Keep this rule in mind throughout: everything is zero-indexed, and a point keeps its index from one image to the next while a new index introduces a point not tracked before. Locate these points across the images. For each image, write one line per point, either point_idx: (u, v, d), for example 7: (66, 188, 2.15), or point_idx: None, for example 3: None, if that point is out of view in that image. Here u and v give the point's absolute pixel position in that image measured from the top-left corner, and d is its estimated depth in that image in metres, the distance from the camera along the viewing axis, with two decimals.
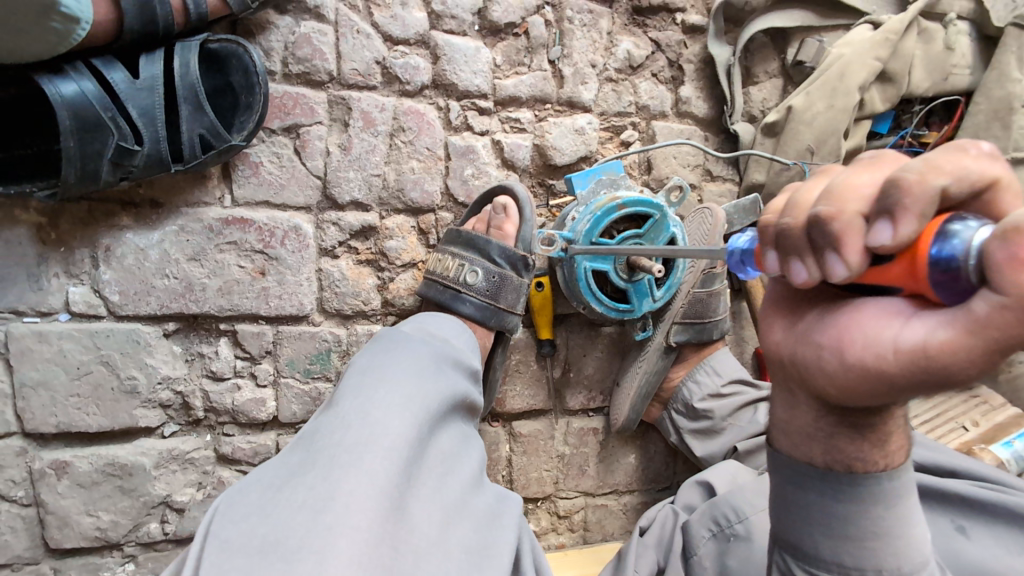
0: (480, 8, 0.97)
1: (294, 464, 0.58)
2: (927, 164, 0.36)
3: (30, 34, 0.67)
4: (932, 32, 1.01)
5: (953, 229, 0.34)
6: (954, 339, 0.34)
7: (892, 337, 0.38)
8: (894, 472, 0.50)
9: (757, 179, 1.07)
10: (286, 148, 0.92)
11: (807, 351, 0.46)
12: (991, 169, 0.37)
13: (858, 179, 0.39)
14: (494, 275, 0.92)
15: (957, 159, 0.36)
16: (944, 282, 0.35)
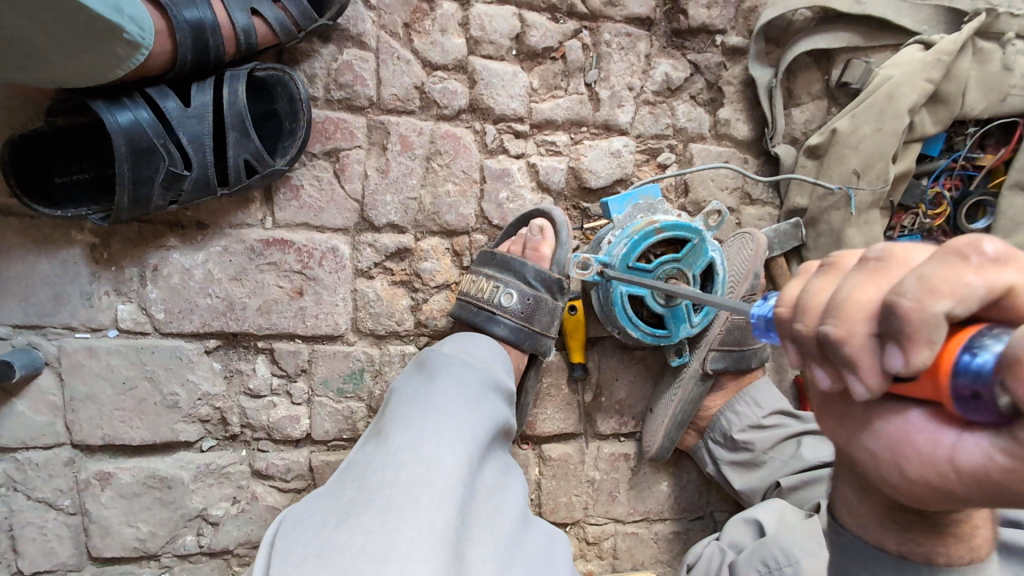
0: (518, 33, 0.97)
1: (347, 502, 0.58)
2: (923, 288, 0.35)
3: (89, 54, 0.68)
4: (988, 52, 0.97)
5: (980, 342, 0.33)
6: (1019, 467, 0.34)
7: (948, 458, 0.38)
8: (980, 567, 0.47)
9: (800, 203, 1.04)
10: (325, 171, 0.94)
11: (856, 452, 0.45)
12: (999, 277, 0.35)
13: (862, 292, 0.38)
14: (529, 296, 0.90)
15: (957, 275, 0.35)
16: (970, 400, 0.34)
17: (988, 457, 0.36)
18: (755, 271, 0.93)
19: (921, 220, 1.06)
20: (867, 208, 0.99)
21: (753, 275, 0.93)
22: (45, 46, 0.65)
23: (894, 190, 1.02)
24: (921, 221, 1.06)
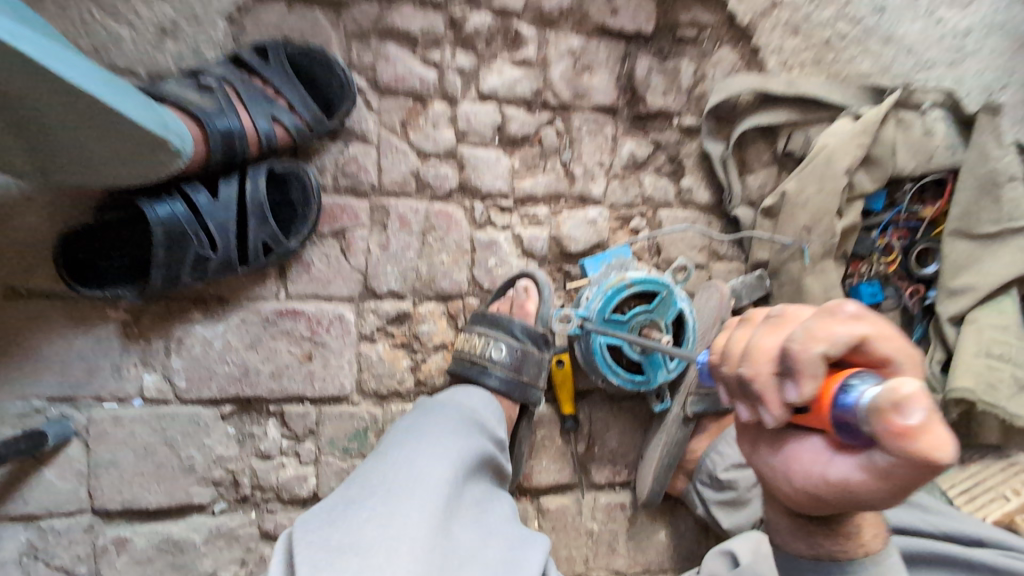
0: (500, 123, 1.12)
1: (356, 492, 0.69)
2: (808, 337, 0.45)
3: (136, 163, 0.80)
4: (909, 121, 1.12)
5: (850, 383, 0.43)
6: (871, 477, 0.45)
7: (826, 473, 0.48)
8: None
9: (762, 257, 1.15)
10: (333, 248, 1.06)
11: (767, 470, 0.55)
12: (858, 330, 0.46)
13: (767, 341, 0.49)
14: (517, 349, 0.98)
15: (828, 328, 0.45)
16: (844, 427, 0.44)
17: (852, 470, 0.46)
18: (721, 318, 1.02)
19: (877, 267, 1.17)
20: (820, 258, 1.09)
21: (720, 321, 1.02)
22: (102, 155, 0.78)
23: (845, 241, 1.12)
24: (875, 268, 1.17)
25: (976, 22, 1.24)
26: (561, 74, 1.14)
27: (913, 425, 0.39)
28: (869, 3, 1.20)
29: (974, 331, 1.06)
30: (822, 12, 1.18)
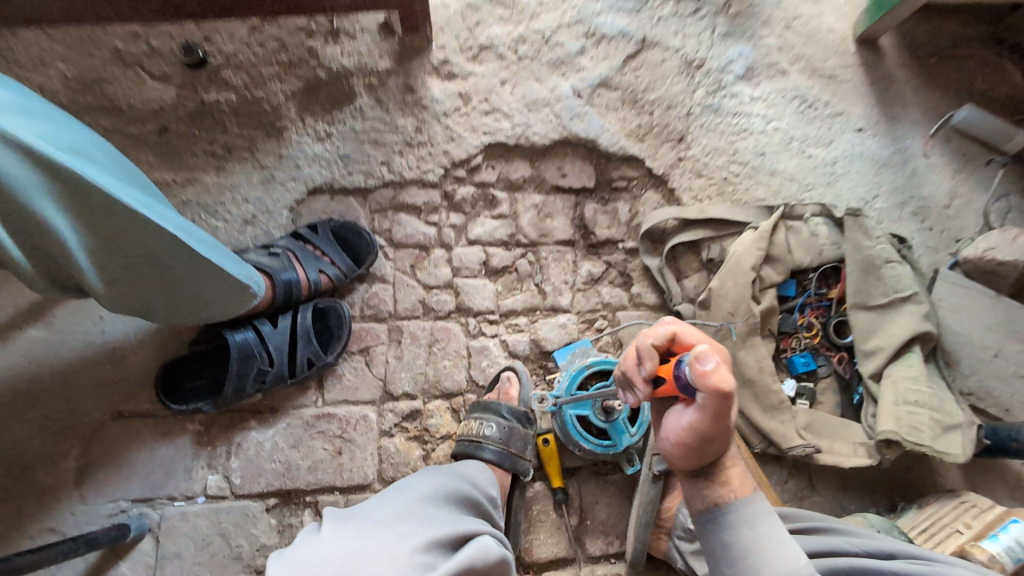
0: (484, 259, 1.48)
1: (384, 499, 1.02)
2: (648, 338, 0.84)
3: (225, 299, 1.10)
4: (798, 227, 1.44)
5: (681, 358, 0.79)
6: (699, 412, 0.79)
7: (683, 420, 0.82)
8: (746, 500, 0.83)
9: (705, 341, 1.40)
10: (360, 362, 1.37)
11: (664, 439, 0.87)
12: (673, 330, 0.85)
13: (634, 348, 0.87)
14: (504, 426, 1.21)
15: (657, 331, 0.85)
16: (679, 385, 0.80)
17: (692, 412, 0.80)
18: None
19: (804, 340, 1.41)
20: (746, 335, 1.35)
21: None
22: (200, 293, 1.06)
23: (766, 321, 1.38)
24: (803, 341, 1.41)
25: (840, 154, 1.61)
26: (528, 221, 1.53)
27: (704, 367, 0.74)
28: (752, 149, 1.59)
29: (891, 385, 1.26)
30: (718, 158, 1.58)
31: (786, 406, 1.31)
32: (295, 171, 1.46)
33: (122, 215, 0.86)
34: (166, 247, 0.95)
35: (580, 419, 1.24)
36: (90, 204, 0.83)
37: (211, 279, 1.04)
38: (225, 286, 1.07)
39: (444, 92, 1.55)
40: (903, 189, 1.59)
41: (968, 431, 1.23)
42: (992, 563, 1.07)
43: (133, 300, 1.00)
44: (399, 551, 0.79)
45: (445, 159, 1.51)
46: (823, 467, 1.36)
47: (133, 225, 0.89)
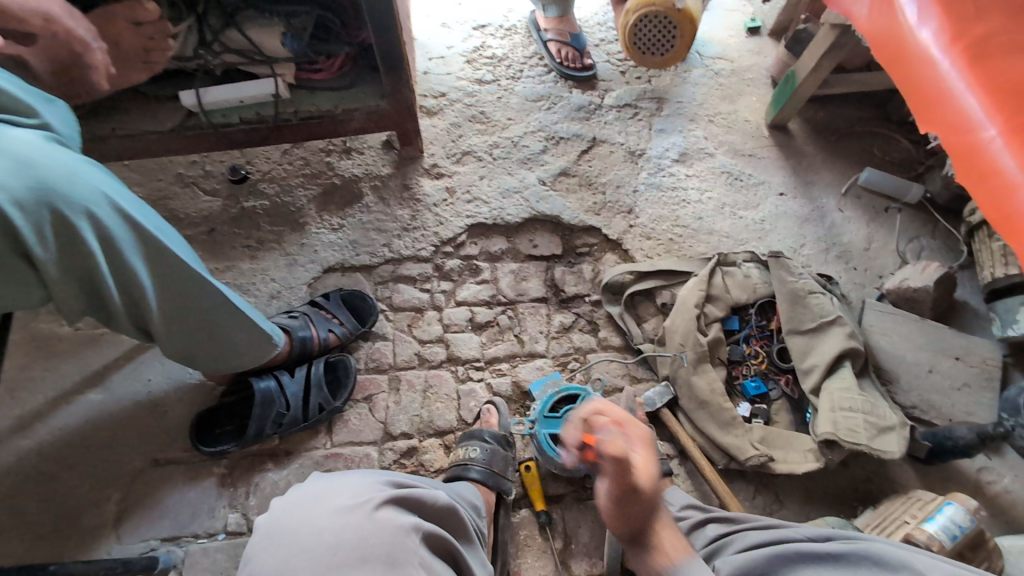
0: (470, 316, 1.74)
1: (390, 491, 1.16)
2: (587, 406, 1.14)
3: (253, 351, 1.33)
4: (733, 271, 1.72)
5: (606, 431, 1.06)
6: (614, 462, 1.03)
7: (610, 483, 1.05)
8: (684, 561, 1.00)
9: (665, 372, 1.59)
10: (364, 407, 1.58)
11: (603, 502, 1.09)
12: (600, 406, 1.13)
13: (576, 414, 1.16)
14: (487, 448, 1.40)
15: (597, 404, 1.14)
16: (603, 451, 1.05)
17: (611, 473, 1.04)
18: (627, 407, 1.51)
19: (753, 366, 1.62)
20: (698, 362, 1.56)
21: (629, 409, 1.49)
22: (232, 346, 1.29)
23: (715, 350, 1.61)
24: (752, 368, 1.62)
25: (767, 215, 1.93)
26: (507, 284, 1.80)
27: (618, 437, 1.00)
28: (691, 214, 1.92)
29: (827, 395, 1.45)
30: (662, 223, 1.90)
31: (739, 421, 1.49)
32: (314, 254, 1.79)
33: (190, 276, 1.13)
34: (217, 305, 1.20)
35: (553, 438, 1.46)
36: (170, 265, 1.09)
37: (245, 333, 1.28)
38: (257, 339, 1.32)
39: (434, 187, 1.92)
40: (824, 239, 1.88)
41: (902, 431, 1.39)
42: (932, 541, 1.15)
43: (178, 343, 1.23)
44: (362, 481, 0.95)
45: (436, 238, 1.84)
46: (786, 481, 1.48)
47: (195, 282, 1.14)
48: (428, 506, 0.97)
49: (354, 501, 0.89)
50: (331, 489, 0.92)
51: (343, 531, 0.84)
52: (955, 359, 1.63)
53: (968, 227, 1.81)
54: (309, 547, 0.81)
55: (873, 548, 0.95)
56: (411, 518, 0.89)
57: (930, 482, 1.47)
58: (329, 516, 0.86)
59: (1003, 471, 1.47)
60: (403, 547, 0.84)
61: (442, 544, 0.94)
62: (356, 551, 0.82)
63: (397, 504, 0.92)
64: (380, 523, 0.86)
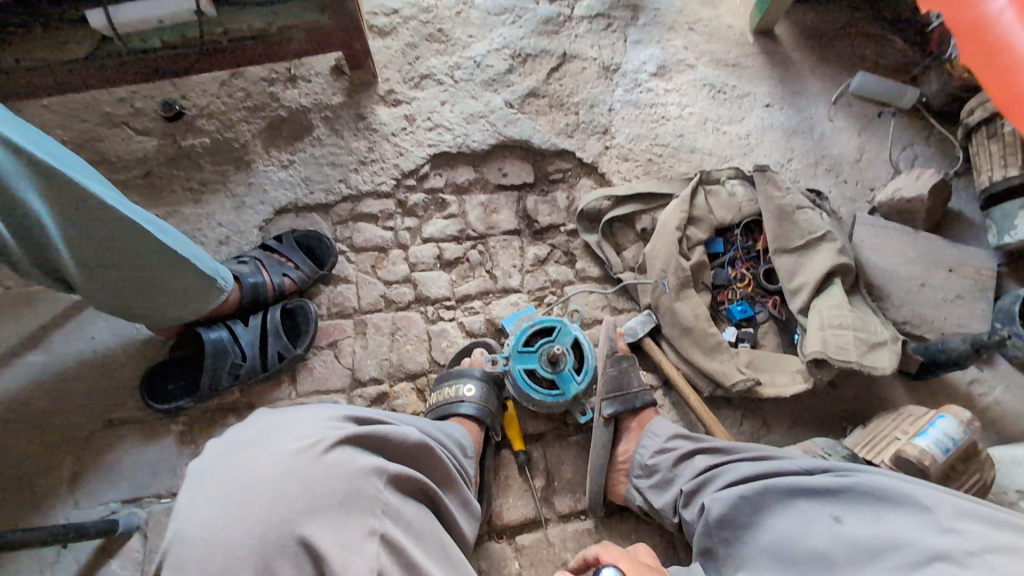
0: (438, 253, 1.62)
1: None
2: None
3: (203, 294, 1.25)
4: (716, 190, 1.62)
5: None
6: None
7: None
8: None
9: (647, 301, 1.51)
10: (329, 355, 1.48)
11: None
12: None
13: None
14: (481, 384, 1.32)
15: None
16: None
17: None
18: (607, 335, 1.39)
19: (739, 290, 1.55)
20: (680, 288, 1.48)
21: (609, 338, 1.39)
22: (179, 289, 1.21)
23: (699, 274, 1.52)
24: (738, 292, 1.55)
25: (751, 129, 1.81)
26: (476, 217, 1.67)
27: None
28: (671, 133, 1.79)
29: (816, 314, 1.37)
30: (640, 145, 1.77)
31: (724, 347, 1.42)
32: (263, 195, 1.64)
33: (109, 215, 1.04)
34: (145, 248, 1.11)
35: (529, 374, 1.37)
36: (83, 203, 1.01)
37: (182, 280, 1.20)
38: (203, 280, 1.23)
39: (390, 116, 1.75)
40: (812, 154, 1.78)
41: (894, 346, 1.33)
42: (924, 456, 1.10)
43: (107, 292, 1.16)
44: (312, 421, 0.90)
45: (396, 171, 1.69)
46: (774, 406, 1.43)
47: (110, 222, 1.05)
48: (390, 445, 0.93)
49: (301, 445, 0.84)
50: (275, 433, 0.87)
51: (288, 478, 0.79)
52: (948, 271, 1.56)
53: (963, 131, 1.70)
54: (248, 498, 0.77)
55: (872, 480, 0.90)
56: (368, 461, 0.86)
57: (920, 398, 1.43)
58: (271, 464, 0.81)
59: (995, 382, 1.43)
60: (358, 492, 0.82)
61: (409, 484, 0.91)
62: (304, 499, 0.78)
63: (351, 446, 0.87)
64: (331, 466, 0.82)
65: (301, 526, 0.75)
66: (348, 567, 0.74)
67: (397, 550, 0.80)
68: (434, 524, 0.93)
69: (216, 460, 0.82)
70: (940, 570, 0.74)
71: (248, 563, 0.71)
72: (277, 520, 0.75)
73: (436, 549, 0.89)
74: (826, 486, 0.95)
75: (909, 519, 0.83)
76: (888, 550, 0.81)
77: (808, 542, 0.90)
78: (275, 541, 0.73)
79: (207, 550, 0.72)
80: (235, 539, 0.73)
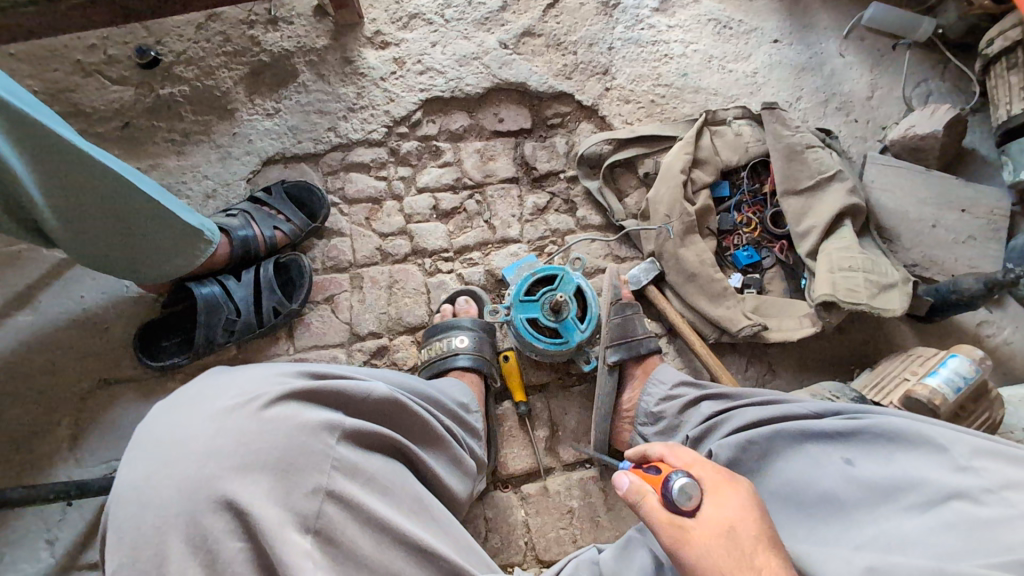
0: (434, 204, 1.56)
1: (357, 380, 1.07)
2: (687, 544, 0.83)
3: (187, 247, 1.20)
4: (723, 131, 1.55)
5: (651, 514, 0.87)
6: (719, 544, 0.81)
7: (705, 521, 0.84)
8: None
9: (650, 248, 1.47)
10: (326, 310, 1.45)
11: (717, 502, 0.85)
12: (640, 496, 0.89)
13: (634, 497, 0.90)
14: (475, 335, 1.30)
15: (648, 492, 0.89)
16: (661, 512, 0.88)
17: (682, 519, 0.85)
18: (610, 282, 1.35)
19: (745, 236, 1.50)
20: (685, 234, 1.43)
21: (612, 286, 1.35)
22: (159, 242, 1.15)
23: (704, 219, 1.47)
24: (745, 237, 1.50)
25: (759, 66, 1.72)
26: (472, 165, 1.60)
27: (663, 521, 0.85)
28: (675, 72, 1.70)
29: (825, 256, 1.33)
30: (642, 85, 1.69)
31: (730, 293, 1.38)
32: (248, 145, 1.57)
33: (67, 154, 0.96)
34: (112, 191, 1.04)
35: (531, 323, 1.34)
36: (31, 140, 0.92)
37: (158, 226, 1.13)
38: (188, 232, 1.17)
39: (379, 59, 1.65)
40: (822, 92, 1.70)
41: (904, 287, 1.30)
42: (935, 395, 1.09)
43: (86, 242, 1.09)
44: (259, 378, 0.86)
45: (387, 118, 1.61)
46: (780, 352, 1.41)
47: (89, 171, 0.99)
48: (348, 399, 0.87)
49: (240, 403, 0.80)
50: (220, 390, 0.84)
51: (223, 434, 0.76)
52: (961, 211, 1.51)
53: (984, 61, 1.58)
54: (181, 457, 0.74)
55: (886, 421, 0.90)
56: (315, 416, 0.81)
57: (927, 341, 1.41)
58: (208, 423, 0.78)
59: (1004, 324, 1.41)
60: (302, 447, 0.77)
61: (370, 439, 0.86)
62: (238, 457, 0.74)
63: (297, 402, 0.83)
64: (270, 422, 0.78)
65: (233, 484, 0.72)
66: (280, 525, 0.71)
67: (348, 503, 0.76)
68: (408, 480, 0.87)
69: (159, 420, 0.80)
70: (957, 508, 0.77)
71: (176, 522, 0.70)
72: (207, 479, 0.72)
73: (405, 502, 0.83)
74: (837, 428, 0.94)
75: (923, 458, 0.85)
76: (903, 489, 0.84)
77: (820, 483, 0.92)
78: (205, 500, 0.71)
79: (137, 510, 0.71)
80: (164, 498, 0.71)
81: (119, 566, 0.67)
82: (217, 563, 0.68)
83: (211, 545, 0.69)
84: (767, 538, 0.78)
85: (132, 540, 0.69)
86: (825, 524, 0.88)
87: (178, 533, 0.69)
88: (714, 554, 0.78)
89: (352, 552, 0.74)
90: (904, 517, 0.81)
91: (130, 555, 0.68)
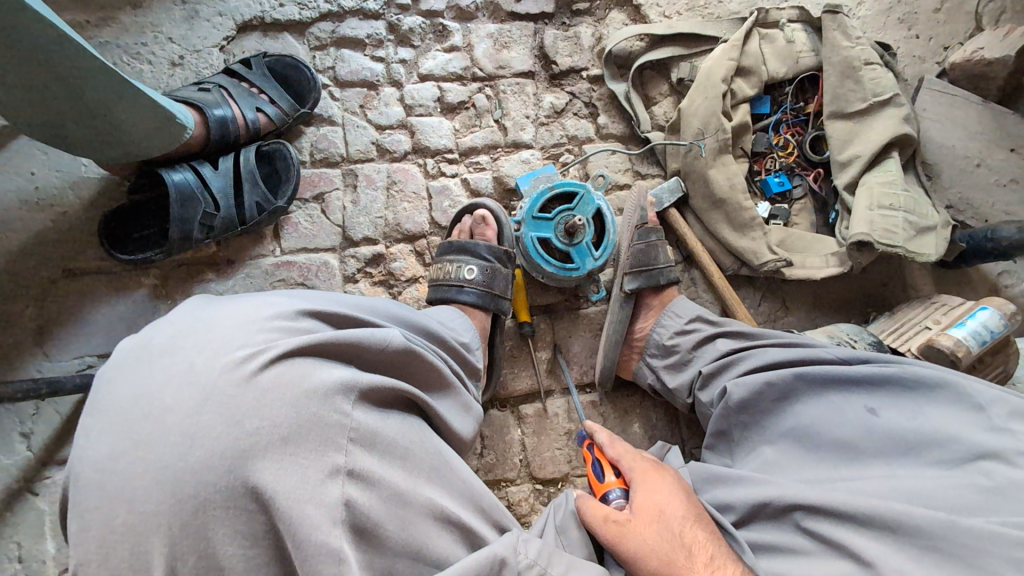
0: (439, 96, 1.37)
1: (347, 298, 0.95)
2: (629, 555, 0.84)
3: (157, 134, 1.05)
4: (773, 35, 1.36)
5: (598, 518, 0.88)
6: (655, 538, 0.83)
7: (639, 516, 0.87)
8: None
9: (676, 166, 1.34)
10: (315, 210, 1.31)
11: (651, 495, 0.89)
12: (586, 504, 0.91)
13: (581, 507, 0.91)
14: (486, 267, 1.16)
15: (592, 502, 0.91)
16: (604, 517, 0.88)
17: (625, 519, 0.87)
18: (636, 205, 1.22)
19: (779, 161, 1.37)
20: (718, 153, 1.29)
21: (639, 208, 1.22)
22: (128, 120, 0.99)
23: (740, 138, 1.33)
24: (779, 161, 1.37)
25: None
26: (484, 52, 1.39)
27: (608, 524, 0.87)
28: None
29: (866, 191, 1.23)
30: None
31: (758, 223, 1.28)
32: (220, 4, 1.32)
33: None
34: (63, 47, 0.84)
35: (542, 243, 1.24)
36: None
37: (102, 86, 0.92)
38: (161, 117, 1.02)
39: None
40: None
41: (942, 232, 1.23)
42: (958, 347, 1.05)
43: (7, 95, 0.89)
44: (245, 325, 0.73)
45: None
46: (795, 288, 1.35)
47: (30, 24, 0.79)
48: (362, 350, 0.78)
49: (229, 363, 0.68)
50: (193, 341, 0.70)
51: (209, 411, 0.65)
52: (1010, 151, 1.39)
53: None
54: (160, 438, 0.64)
55: (917, 372, 0.87)
56: (327, 378, 0.72)
57: (944, 287, 1.36)
58: (188, 392, 0.66)
59: None
60: (312, 422, 0.68)
61: (386, 395, 0.78)
62: (233, 438, 0.64)
63: (301, 359, 0.72)
64: (268, 390, 0.68)
65: (234, 472, 0.63)
66: (296, 516, 0.64)
67: (369, 482, 0.70)
68: (429, 438, 0.81)
69: (121, 377, 0.68)
70: (986, 469, 0.76)
71: (162, 517, 0.62)
72: (197, 465, 0.63)
73: (427, 463, 0.78)
74: (866, 376, 0.90)
75: (954, 414, 0.83)
76: (927, 443, 0.83)
77: (837, 430, 0.90)
78: (198, 493, 0.62)
79: (107, 499, 0.62)
80: (143, 488, 0.62)
81: (98, 558, 0.61)
82: (219, 559, 0.63)
83: (215, 540, 0.63)
84: (694, 518, 0.85)
85: (108, 534, 0.61)
86: (837, 469, 0.88)
87: (168, 532, 0.61)
88: (650, 541, 0.83)
89: (376, 533, 0.70)
90: (925, 471, 0.81)
91: (108, 549, 0.61)
